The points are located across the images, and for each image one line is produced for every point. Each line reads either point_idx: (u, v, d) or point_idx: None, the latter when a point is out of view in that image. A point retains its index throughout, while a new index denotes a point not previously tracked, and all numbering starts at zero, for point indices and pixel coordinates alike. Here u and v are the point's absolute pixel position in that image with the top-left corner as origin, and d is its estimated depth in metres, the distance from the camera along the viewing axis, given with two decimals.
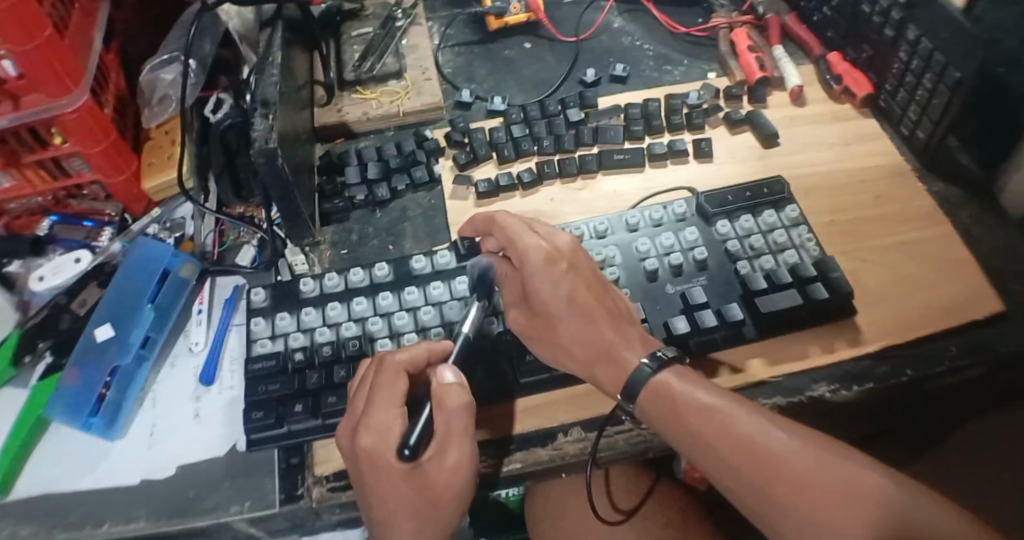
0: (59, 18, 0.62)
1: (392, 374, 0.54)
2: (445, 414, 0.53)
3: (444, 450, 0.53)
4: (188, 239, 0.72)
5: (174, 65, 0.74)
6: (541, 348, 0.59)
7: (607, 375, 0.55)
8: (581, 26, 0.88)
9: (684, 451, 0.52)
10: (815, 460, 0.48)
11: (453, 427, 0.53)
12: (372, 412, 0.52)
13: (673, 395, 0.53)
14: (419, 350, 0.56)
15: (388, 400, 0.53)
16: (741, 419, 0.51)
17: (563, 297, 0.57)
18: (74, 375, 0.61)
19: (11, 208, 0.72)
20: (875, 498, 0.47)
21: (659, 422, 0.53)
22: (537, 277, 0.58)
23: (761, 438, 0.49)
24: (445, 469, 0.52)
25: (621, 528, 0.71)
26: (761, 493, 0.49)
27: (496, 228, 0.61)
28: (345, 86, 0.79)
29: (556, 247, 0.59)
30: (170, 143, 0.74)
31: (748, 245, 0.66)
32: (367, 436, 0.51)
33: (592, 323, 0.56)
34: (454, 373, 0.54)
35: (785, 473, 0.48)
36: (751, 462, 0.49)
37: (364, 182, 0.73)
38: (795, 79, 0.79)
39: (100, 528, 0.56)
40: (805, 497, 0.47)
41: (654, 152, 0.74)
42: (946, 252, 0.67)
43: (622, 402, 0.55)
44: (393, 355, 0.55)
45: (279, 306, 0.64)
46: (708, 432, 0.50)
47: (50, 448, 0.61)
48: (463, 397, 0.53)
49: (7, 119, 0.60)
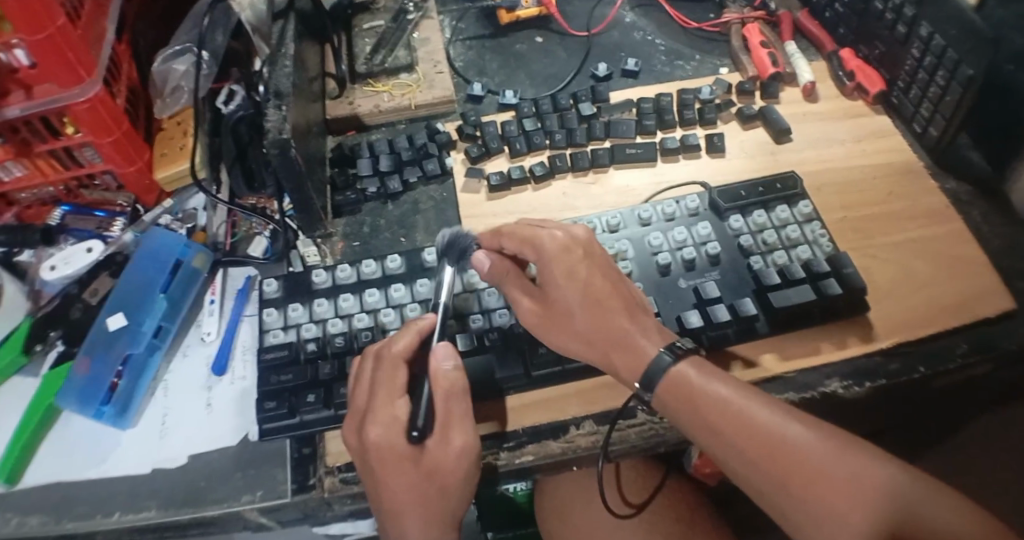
0: (72, 8, 0.62)
1: (392, 365, 0.55)
2: (443, 398, 0.54)
3: (447, 434, 0.54)
4: (200, 230, 0.73)
5: (186, 56, 0.75)
6: (557, 337, 0.58)
7: (625, 364, 0.55)
8: (593, 20, 0.87)
9: (700, 443, 0.52)
10: (832, 454, 0.49)
11: (452, 413, 0.54)
12: (377, 404, 0.54)
13: (691, 387, 0.53)
14: (414, 332, 0.57)
15: (390, 391, 0.54)
16: (758, 412, 0.51)
17: (579, 287, 0.57)
18: (86, 364, 0.62)
19: (22, 198, 0.73)
20: (883, 488, 0.48)
21: (677, 414, 0.53)
22: (555, 267, 0.57)
23: (780, 432, 0.50)
24: (451, 451, 0.53)
25: (631, 522, 0.72)
26: (781, 487, 0.49)
27: (504, 238, 0.60)
28: (357, 79, 0.79)
29: (572, 237, 0.58)
30: (181, 134, 0.74)
31: (761, 240, 0.66)
32: (376, 428, 0.53)
33: (609, 314, 0.56)
34: (449, 354, 0.55)
35: (803, 467, 0.49)
36: (769, 455, 0.50)
37: (376, 174, 0.73)
38: (807, 75, 0.78)
39: (112, 517, 0.58)
40: (822, 490, 0.49)
41: (667, 146, 0.73)
42: (957, 250, 0.67)
43: (639, 390, 0.55)
44: (388, 346, 0.56)
45: (292, 298, 0.65)
46: (727, 425, 0.51)
47: (62, 436, 0.62)
48: (459, 381, 0.54)
49: (21, 108, 0.61)
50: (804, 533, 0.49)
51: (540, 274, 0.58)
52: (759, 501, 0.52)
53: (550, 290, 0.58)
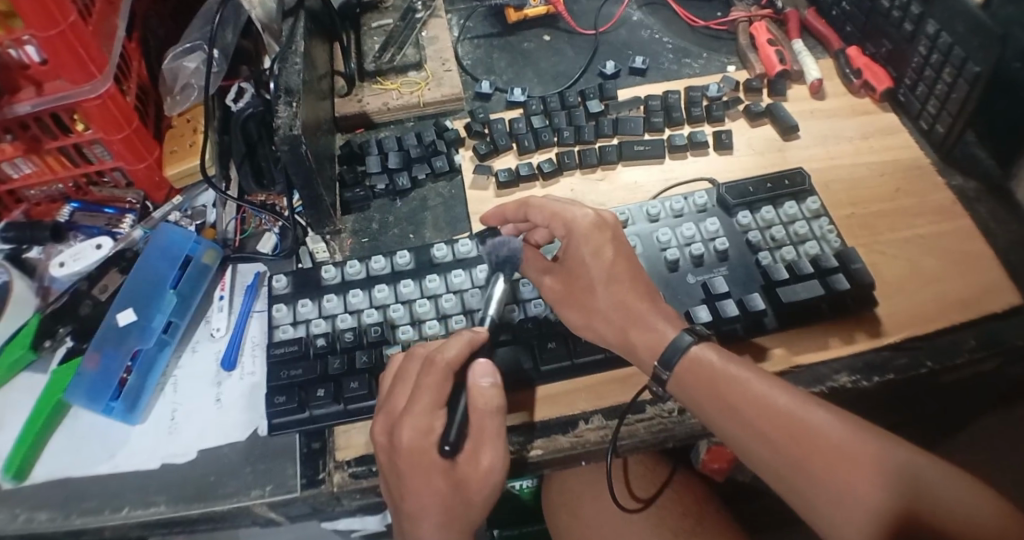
0: (83, 5, 0.62)
1: (440, 374, 0.53)
2: (479, 415, 0.53)
3: (479, 451, 0.53)
4: (210, 227, 0.74)
5: (196, 53, 0.75)
6: (572, 314, 0.59)
7: (644, 341, 0.56)
8: (600, 19, 0.87)
9: (719, 425, 0.53)
10: (850, 434, 0.51)
11: (486, 431, 0.53)
12: (416, 411, 0.53)
13: (711, 370, 0.54)
14: (465, 341, 0.55)
15: (433, 400, 0.53)
16: (776, 394, 0.52)
17: (605, 265, 0.59)
18: (94, 359, 0.62)
19: (30, 195, 0.73)
20: (896, 465, 0.50)
21: (697, 397, 0.54)
22: (582, 244, 0.59)
23: (800, 413, 0.52)
24: (479, 469, 0.53)
25: (638, 516, 0.72)
26: (799, 467, 0.51)
27: (532, 210, 0.62)
28: (366, 77, 0.80)
29: (602, 217, 0.60)
30: (192, 131, 0.75)
31: (769, 236, 0.66)
32: (409, 431, 0.52)
33: (630, 295, 0.57)
34: (489, 372, 0.54)
35: (822, 447, 0.51)
36: (789, 435, 0.51)
37: (385, 170, 0.73)
38: (815, 73, 0.78)
39: (119, 513, 0.58)
40: (842, 470, 0.50)
41: (675, 143, 0.74)
42: (963, 245, 0.67)
43: (658, 370, 0.55)
44: (439, 353, 0.54)
45: (301, 293, 0.65)
46: (747, 407, 0.52)
47: (70, 432, 0.62)
48: (496, 400, 0.53)
49: (31, 105, 0.61)
50: (822, 515, 0.50)
51: (566, 251, 0.61)
52: (774, 485, 0.53)
53: (573, 266, 0.60)
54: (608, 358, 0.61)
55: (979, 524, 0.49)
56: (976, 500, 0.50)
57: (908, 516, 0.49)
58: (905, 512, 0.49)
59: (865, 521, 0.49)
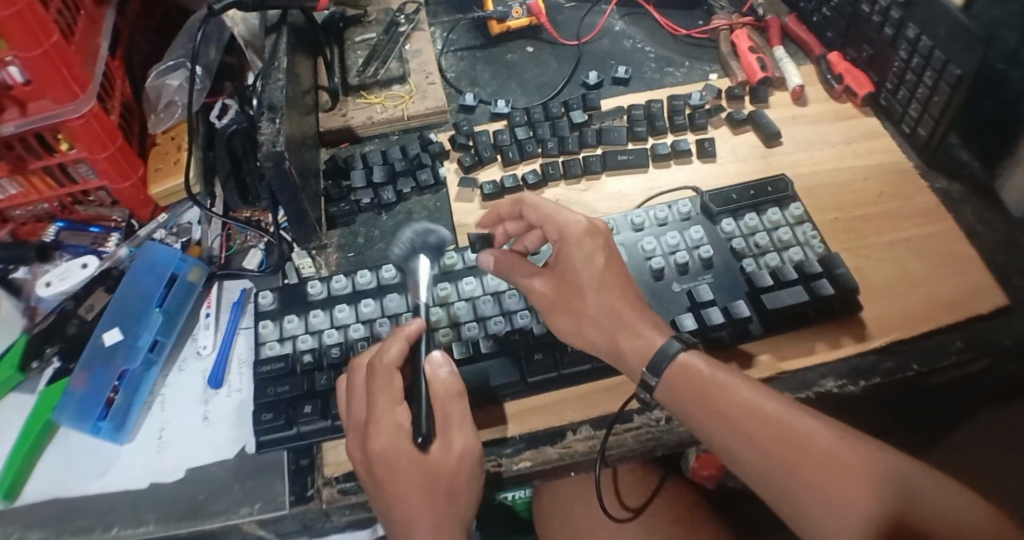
0: (65, 25, 0.62)
1: (386, 374, 0.53)
2: (440, 403, 0.54)
3: (450, 437, 0.54)
4: (195, 244, 0.74)
5: (180, 70, 0.75)
6: (560, 319, 0.59)
7: (633, 348, 0.56)
8: (583, 29, 0.88)
9: (707, 433, 0.53)
10: (837, 439, 0.51)
11: (452, 416, 0.54)
12: (378, 413, 0.52)
13: (699, 376, 0.54)
14: (402, 337, 0.55)
15: (389, 398, 0.53)
16: (763, 399, 0.53)
17: (596, 271, 0.58)
18: (83, 378, 0.62)
19: (16, 215, 0.73)
20: (884, 470, 0.50)
21: (684, 403, 0.54)
22: (573, 252, 0.59)
23: (788, 420, 0.52)
24: (453, 455, 0.53)
25: (629, 525, 0.72)
26: (786, 472, 0.51)
27: (527, 208, 0.62)
28: (349, 91, 0.80)
29: (595, 223, 0.60)
30: (176, 149, 0.75)
31: (754, 243, 0.66)
32: (380, 438, 0.52)
33: (619, 301, 0.58)
34: (445, 361, 0.55)
35: (809, 452, 0.51)
36: (776, 440, 0.51)
37: (370, 185, 0.74)
38: (796, 79, 0.79)
39: (110, 532, 0.57)
40: (828, 476, 0.50)
41: (659, 152, 0.74)
42: (947, 248, 0.67)
43: (646, 376, 0.55)
44: (380, 355, 0.54)
45: (287, 309, 0.65)
46: (736, 413, 0.52)
47: (57, 453, 0.62)
48: (456, 384, 0.54)
49: (14, 125, 0.61)
50: (809, 519, 0.50)
51: (557, 256, 0.60)
52: (762, 490, 0.53)
53: (561, 274, 0.60)
54: (596, 369, 0.61)
55: (962, 526, 0.49)
56: (966, 504, 0.50)
57: (898, 521, 0.49)
58: (894, 518, 0.49)
59: (852, 526, 0.49)
